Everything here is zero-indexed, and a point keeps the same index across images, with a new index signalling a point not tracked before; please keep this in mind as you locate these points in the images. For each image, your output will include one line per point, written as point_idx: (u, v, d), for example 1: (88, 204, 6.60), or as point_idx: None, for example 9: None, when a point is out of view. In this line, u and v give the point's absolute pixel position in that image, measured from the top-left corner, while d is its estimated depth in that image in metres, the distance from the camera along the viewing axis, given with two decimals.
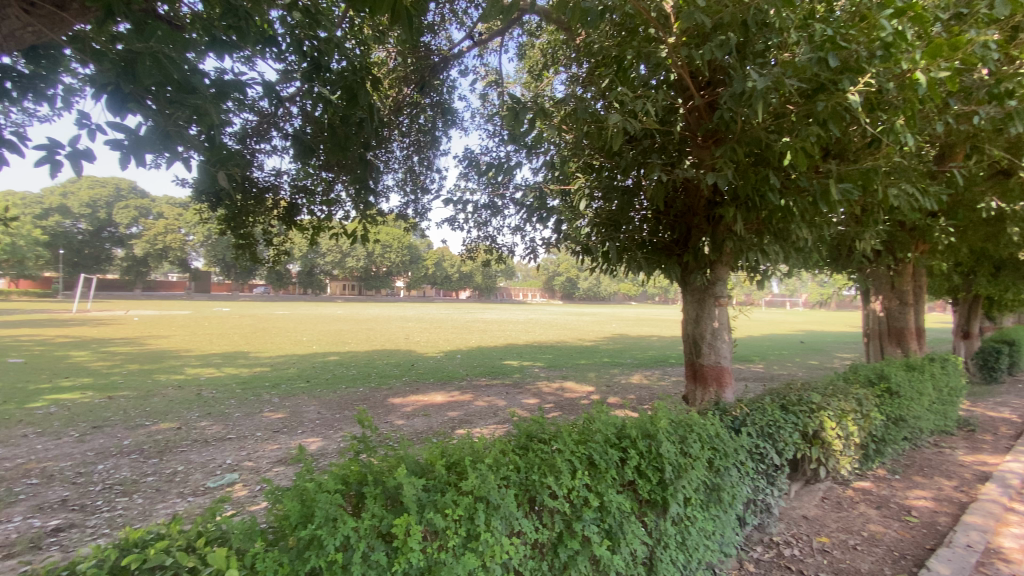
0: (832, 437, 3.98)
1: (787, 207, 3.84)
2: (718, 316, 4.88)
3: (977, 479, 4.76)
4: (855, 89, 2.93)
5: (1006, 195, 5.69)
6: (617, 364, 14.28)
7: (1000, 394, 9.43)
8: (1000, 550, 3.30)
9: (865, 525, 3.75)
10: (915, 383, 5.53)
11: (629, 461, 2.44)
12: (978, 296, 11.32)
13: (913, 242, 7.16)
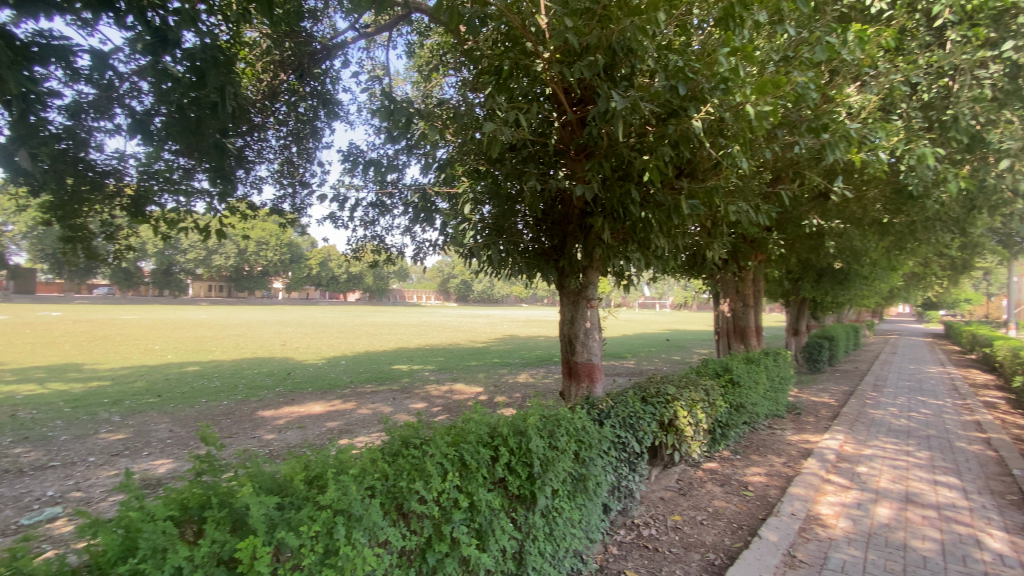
0: (684, 424, 4.49)
1: (647, 219, 4.25)
2: (590, 316, 5.22)
3: (799, 455, 5.64)
4: (700, 116, 3.34)
5: (822, 214, 6.81)
6: (506, 365, 14.59)
7: (820, 382, 11.28)
8: (813, 514, 3.92)
9: (710, 502, 4.25)
10: (752, 374, 6.41)
11: (500, 459, 2.51)
12: (805, 299, 13.42)
13: (753, 251, 8.29)
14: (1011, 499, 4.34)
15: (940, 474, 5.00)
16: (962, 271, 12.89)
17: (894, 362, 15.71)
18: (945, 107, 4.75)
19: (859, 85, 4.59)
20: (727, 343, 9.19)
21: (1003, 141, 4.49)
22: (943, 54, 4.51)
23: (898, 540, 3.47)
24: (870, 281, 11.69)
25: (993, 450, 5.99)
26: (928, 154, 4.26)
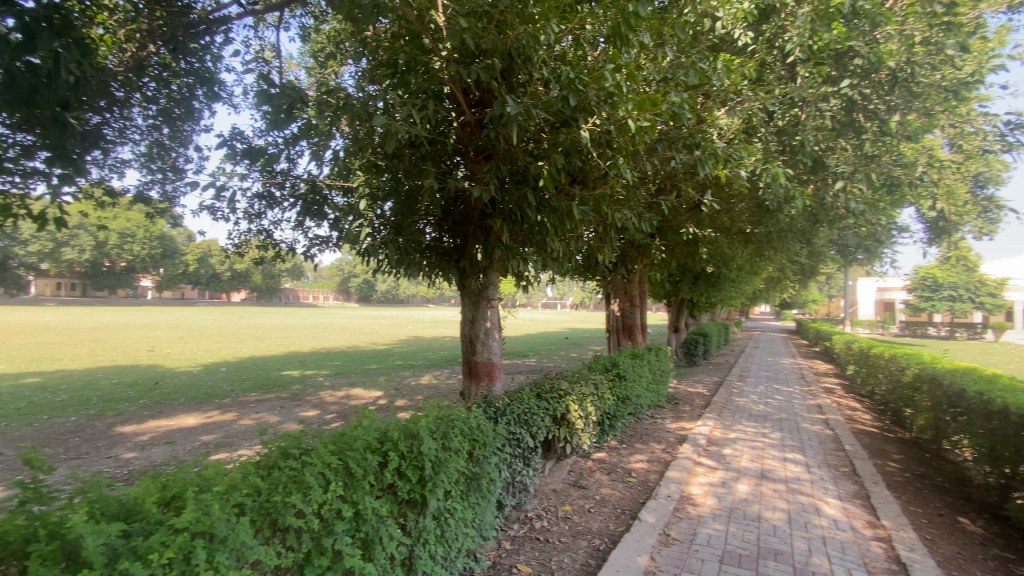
0: (575, 418, 4.72)
1: (542, 223, 4.40)
2: (490, 316, 5.26)
3: (676, 441, 6.19)
4: (587, 127, 3.57)
5: (697, 223, 7.53)
6: (408, 367, 14.28)
7: (696, 374, 12.48)
8: (686, 495, 4.32)
9: (598, 490, 4.51)
10: (636, 368, 6.91)
11: (388, 464, 2.43)
12: (685, 299, 14.74)
13: (640, 255, 8.95)
14: (841, 470, 5.13)
15: (789, 452, 5.77)
16: (808, 276, 14.98)
17: (756, 355, 17.84)
18: (794, 133, 5.47)
19: (727, 108, 5.13)
20: (618, 341, 9.82)
21: (838, 166, 5.28)
22: (792, 86, 5.18)
23: (754, 512, 3.94)
24: (736, 284, 13.20)
25: (828, 429, 7.04)
26: (780, 174, 4.88)
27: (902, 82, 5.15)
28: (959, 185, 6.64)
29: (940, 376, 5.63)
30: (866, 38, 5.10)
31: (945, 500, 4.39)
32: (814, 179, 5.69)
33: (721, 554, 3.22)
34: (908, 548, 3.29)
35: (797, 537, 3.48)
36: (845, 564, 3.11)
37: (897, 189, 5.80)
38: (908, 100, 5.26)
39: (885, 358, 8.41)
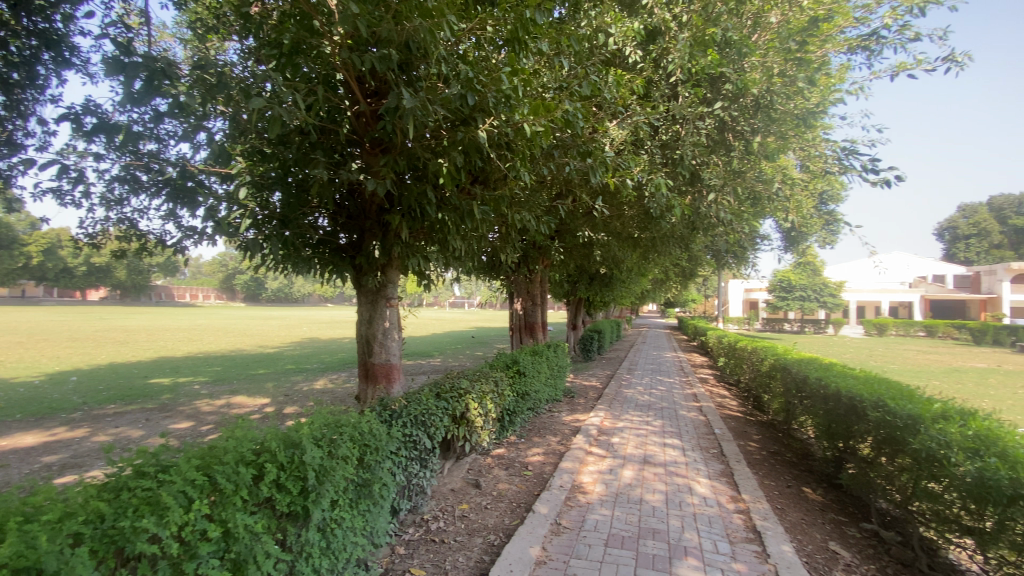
0: (474, 416, 4.75)
1: (442, 221, 4.35)
2: (389, 316, 5.09)
3: (570, 433, 6.48)
4: (485, 127, 3.61)
5: (592, 227, 7.94)
6: (300, 370, 13.38)
7: (591, 369, 13.17)
8: (578, 484, 4.53)
9: (496, 485, 4.58)
10: (536, 365, 7.11)
11: (265, 477, 2.25)
12: (582, 299, 15.47)
13: (540, 256, 9.23)
14: (711, 452, 5.71)
15: (668, 437, 6.30)
16: (688, 278, 16.46)
17: (644, 350, 19.28)
18: (676, 147, 5.95)
19: (617, 120, 5.47)
20: (519, 339, 10.03)
21: (711, 180, 5.86)
22: (674, 105, 5.65)
23: (637, 495, 4.25)
24: (627, 284, 14.16)
25: (702, 415, 7.82)
26: (663, 184, 5.31)
27: (764, 107, 5.79)
28: (807, 201, 7.66)
29: (789, 366, 6.48)
30: (735, 66, 5.68)
31: (792, 473, 5.07)
32: (691, 191, 6.26)
33: (607, 537, 3.42)
34: (761, 517, 3.74)
35: (672, 516, 3.81)
36: (711, 536, 3.46)
37: (758, 202, 6.57)
38: (768, 125, 5.92)
39: (748, 351, 9.51)
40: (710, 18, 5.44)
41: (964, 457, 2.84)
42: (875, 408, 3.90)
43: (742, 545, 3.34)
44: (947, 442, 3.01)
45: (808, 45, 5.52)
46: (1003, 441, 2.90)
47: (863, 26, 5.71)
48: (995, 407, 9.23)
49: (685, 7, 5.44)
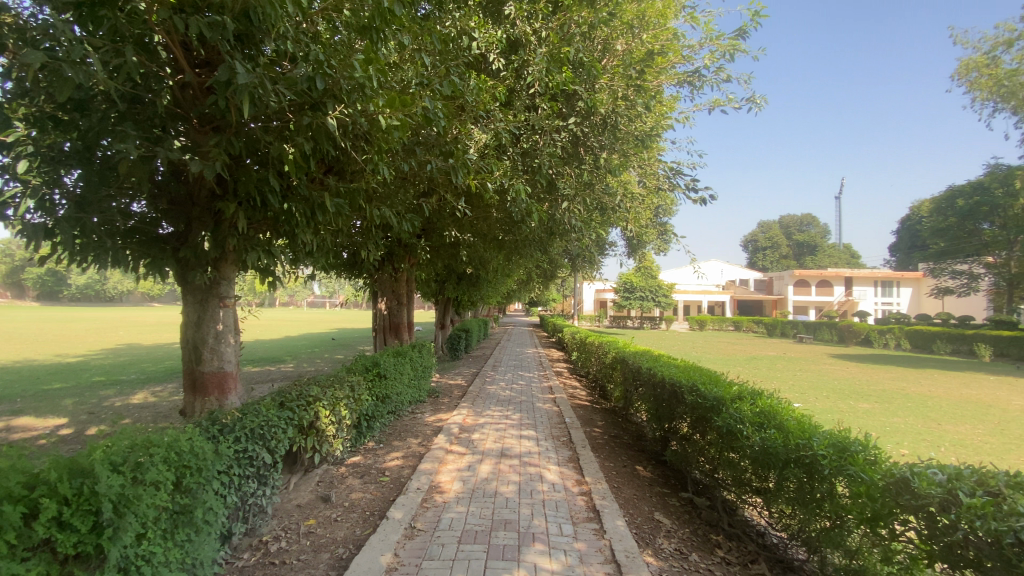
0: (325, 424, 4.44)
1: (288, 212, 3.99)
2: (223, 317, 4.52)
3: (431, 433, 6.44)
4: (335, 115, 3.38)
5: (457, 228, 7.95)
6: (113, 382, 11.26)
7: (456, 368, 13.24)
8: (435, 484, 4.51)
9: (348, 496, 4.34)
10: (397, 366, 6.91)
11: (40, 515, 1.84)
12: (448, 299, 15.50)
13: (406, 255, 9.04)
14: (561, 440, 6.12)
15: (525, 430, 6.59)
16: (548, 279, 17.43)
17: (508, 348, 19.96)
18: (535, 156, 6.22)
19: (479, 124, 5.53)
20: (382, 339, 9.67)
21: (564, 188, 6.25)
22: (532, 115, 5.91)
23: (492, 489, 4.37)
24: (492, 284, 14.52)
25: (555, 406, 8.35)
26: (522, 190, 5.50)
27: (611, 126, 6.23)
28: (646, 212, 8.62)
29: (628, 358, 7.24)
30: (587, 85, 6.11)
31: (628, 453, 5.67)
32: (548, 198, 6.62)
33: (460, 534, 3.46)
34: (601, 496, 4.11)
35: (524, 505, 4.00)
36: (557, 520, 3.70)
37: (606, 211, 7.20)
38: (613, 143, 6.35)
39: (596, 345, 10.41)
40: (565, 38, 5.80)
41: (752, 430, 3.42)
42: (691, 392, 4.52)
43: (584, 525, 3.63)
44: (741, 418, 3.60)
45: (646, 75, 6.17)
46: (779, 414, 3.54)
47: (688, 64, 6.60)
48: (778, 387, 11.39)
49: (543, 24, 5.75)
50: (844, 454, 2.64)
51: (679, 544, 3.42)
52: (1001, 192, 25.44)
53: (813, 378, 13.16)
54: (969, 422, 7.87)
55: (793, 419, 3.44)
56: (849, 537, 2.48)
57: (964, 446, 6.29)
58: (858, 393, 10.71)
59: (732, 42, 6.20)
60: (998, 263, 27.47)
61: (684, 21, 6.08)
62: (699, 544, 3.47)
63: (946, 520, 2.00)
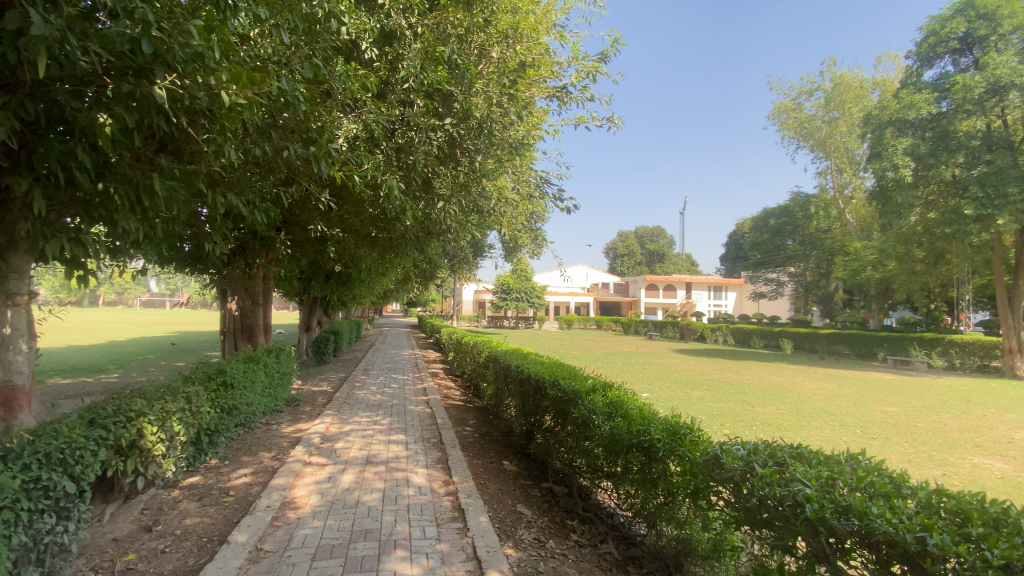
0: (152, 442, 3.81)
1: (105, 193, 3.38)
2: (12, 320, 3.66)
3: (288, 445, 5.92)
4: (164, 85, 2.94)
5: (325, 223, 7.40)
6: None
7: (322, 373, 12.38)
8: (289, 499, 4.16)
9: (180, 523, 3.79)
10: (248, 373, 6.23)
11: None
12: (315, 299, 14.44)
13: (264, 249, 8.22)
14: (431, 442, 6.06)
15: (393, 434, 6.39)
16: (425, 280, 17.17)
17: (381, 350, 19.22)
18: (410, 152, 5.98)
19: (347, 113, 5.20)
20: (232, 343, 8.62)
21: (440, 188, 6.10)
22: (407, 111, 5.67)
23: (353, 499, 4.16)
24: (365, 284, 13.85)
25: (428, 408, 8.24)
26: (396, 187, 5.21)
27: (486, 131, 6.29)
28: (521, 216, 8.92)
29: (499, 357, 7.40)
30: (463, 87, 6.02)
31: (496, 449, 5.80)
32: (423, 197, 6.44)
33: (314, 551, 3.23)
34: (466, 495, 4.15)
35: (387, 512, 3.88)
36: (420, 523, 3.65)
37: (482, 213, 7.24)
38: (488, 147, 6.40)
39: (470, 346, 10.47)
40: (440, 37, 5.76)
41: (603, 419, 3.73)
42: (553, 386, 4.78)
43: (448, 525, 3.63)
44: (595, 409, 3.90)
45: (517, 85, 6.32)
46: (625, 404, 3.90)
47: (557, 80, 6.97)
48: (633, 380, 12.59)
49: (419, 20, 5.62)
50: (676, 437, 2.97)
51: (537, 533, 3.59)
52: (800, 215, 31.21)
53: (661, 371, 14.78)
54: (775, 404, 9.49)
55: (637, 408, 3.81)
56: (680, 510, 2.80)
57: (770, 425, 7.57)
58: (695, 383, 12.29)
59: (594, 64, 6.72)
60: (797, 273, 33.65)
61: (554, 38, 6.42)
62: (555, 530, 3.68)
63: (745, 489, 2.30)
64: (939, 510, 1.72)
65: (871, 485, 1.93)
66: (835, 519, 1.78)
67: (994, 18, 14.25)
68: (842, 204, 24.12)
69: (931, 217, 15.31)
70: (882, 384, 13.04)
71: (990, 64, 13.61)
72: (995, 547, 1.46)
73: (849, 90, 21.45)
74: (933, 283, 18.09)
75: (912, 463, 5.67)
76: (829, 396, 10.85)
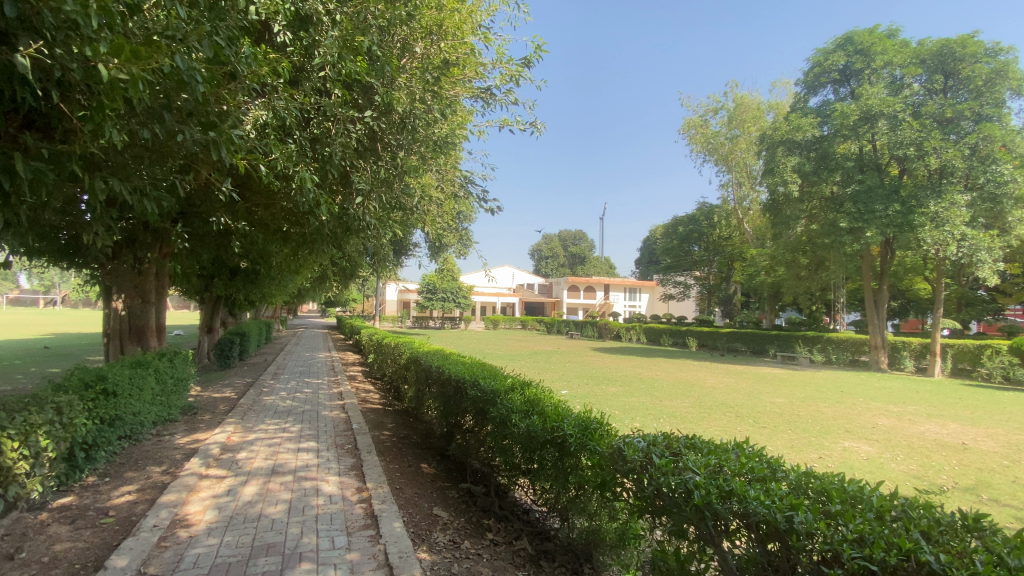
0: (11, 460, 3.31)
1: None
2: None
3: (182, 457, 5.39)
4: (27, 53, 2.57)
5: (230, 215, 6.83)
6: None
7: (226, 378, 11.44)
8: (181, 517, 3.79)
9: (47, 549, 3.31)
10: (135, 380, 5.61)
11: None
12: (219, 298, 13.36)
13: (157, 242, 7.43)
14: (344, 448, 5.80)
15: (304, 442, 6.04)
16: (344, 279, 16.49)
17: (295, 352, 18.15)
18: (327, 144, 5.60)
19: (255, 99, 4.83)
20: (118, 347, 7.74)
21: (359, 183, 5.74)
22: (324, 100, 5.29)
23: (255, 513, 3.87)
24: (276, 282, 12.98)
25: (343, 413, 7.88)
26: (309, 178, 4.86)
27: (408, 127, 6.07)
28: (445, 215, 8.81)
29: (420, 358, 7.25)
30: (384, 79, 5.78)
31: (414, 452, 5.68)
32: (341, 191, 6.10)
33: (208, 571, 2.97)
34: (380, 501, 4.03)
35: (292, 524, 3.66)
36: (329, 533, 3.49)
37: (404, 211, 7.00)
38: (411, 143, 6.15)
39: (390, 347, 10.13)
40: (359, 26, 5.48)
41: (520, 417, 3.77)
42: (473, 386, 4.76)
43: (359, 534, 3.50)
44: (512, 408, 3.93)
45: (441, 82, 6.16)
46: (542, 401, 3.98)
47: (482, 81, 6.95)
48: (552, 378, 12.94)
49: (338, 6, 5.30)
50: (587, 432, 3.09)
51: (453, 535, 3.57)
52: (706, 223, 33.78)
53: (580, 369, 15.33)
54: (680, 398, 10.19)
55: (552, 405, 3.90)
56: (590, 503, 2.91)
57: (677, 417, 8.10)
58: (611, 380, 12.87)
59: (517, 68, 6.80)
60: (702, 276, 36.37)
61: (479, 39, 6.41)
62: (471, 530, 3.68)
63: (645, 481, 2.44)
64: (807, 491, 1.92)
65: (750, 470, 2.13)
66: (719, 503, 1.94)
67: (867, 55, 16.27)
68: (741, 214, 26.41)
69: (814, 228, 17.21)
70: (771, 378, 14.47)
71: (863, 95, 15.53)
72: (851, 522, 1.62)
73: (748, 111, 23.51)
74: (814, 286, 20.36)
75: (794, 448, 6.33)
76: (727, 390, 11.86)
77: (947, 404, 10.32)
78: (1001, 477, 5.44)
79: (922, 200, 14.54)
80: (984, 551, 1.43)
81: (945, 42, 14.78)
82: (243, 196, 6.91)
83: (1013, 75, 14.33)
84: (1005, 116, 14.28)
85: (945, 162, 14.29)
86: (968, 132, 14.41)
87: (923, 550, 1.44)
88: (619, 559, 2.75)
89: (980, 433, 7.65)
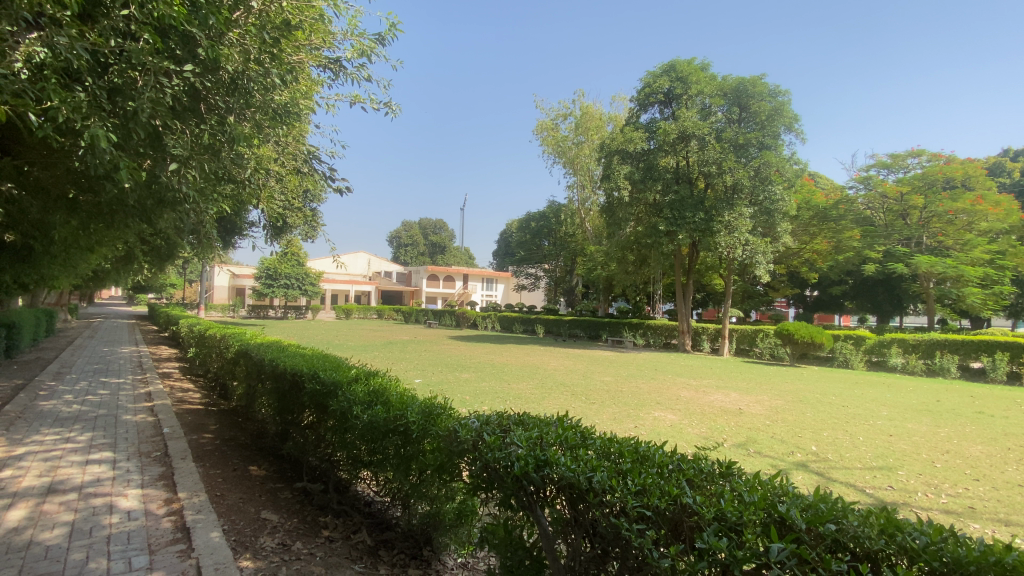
0: None
1: None
2: None
3: None
4: None
5: None
6: None
7: None
8: None
9: None
10: None
11: None
12: None
13: None
14: (151, 456, 4.99)
15: (95, 452, 5.06)
16: (157, 259, 14.06)
17: (86, 347, 14.94)
18: (131, 98, 4.49)
19: (23, 31, 3.76)
20: None
21: (174, 147, 4.78)
22: (128, 45, 4.26)
23: (23, 541, 3.13)
24: (58, 263, 10.45)
25: (152, 416, 6.74)
26: (103, 137, 3.94)
27: (240, 89, 5.28)
28: (284, 192, 8.05)
29: (251, 350, 6.54)
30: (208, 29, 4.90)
31: (240, 455, 5.12)
32: (151, 155, 5.07)
33: None
34: (194, 511, 3.57)
35: (74, 549, 3.05)
36: (124, 555, 3.01)
37: (234, 183, 6.15)
38: (243, 109, 5.38)
39: (215, 340, 8.93)
40: None
41: (361, 408, 3.62)
42: (312, 379, 4.45)
43: (165, 550, 3.09)
44: (354, 400, 3.75)
45: (281, 44, 5.44)
46: (387, 392, 3.89)
47: (330, 51, 6.41)
48: (403, 367, 12.73)
49: None
50: (430, 417, 3.12)
51: (281, 538, 3.32)
52: (555, 220, 36.28)
53: (433, 358, 15.37)
54: (524, 381, 10.85)
55: (397, 394, 3.83)
56: (430, 488, 2.93)
57: (520, 398, 8.63)
58: (461, 367, 13.11)
59: (369, 43, 6.43)
60: (551, 269, 39.02)
61: (329, 5, 5.91)
62: (304, 531, 3.47)
63: (475, 468, 2.49)
64: (608, 453, 2.20)
65: (562, 439, 2.38)
66: (534, 473, 2.12)
67: (685, 82, 18.86)
68: (584, 214, 28.87)
69: (641, 229, 19.57)
70: (602, 360, 16.22)
71: (681, 117, 18.03)
72: (635, 479, 1.90)
73: (592, 120, 25.66)
74: (640, 279, 23.22)
75: (616, 420, 7.21)
76: (565, 372, 12.91)
77: (730, 378, 12.65)
78: (763, 433, 6.87)
79: (719, 210, 17.47)
80: (728, 490, 1.81)
81: (740, 79, 18.08)
82: (9, 150, 5.43)
83: (785, 114, 17.94)
84: (779, 147, 17.83)
85: (737, 180, 17.42)
86: (753, 157, 17.66)
87: (685, 495, 1.75)
88: (456, 538, 2.90)
89: (751, 400, 9.56)
